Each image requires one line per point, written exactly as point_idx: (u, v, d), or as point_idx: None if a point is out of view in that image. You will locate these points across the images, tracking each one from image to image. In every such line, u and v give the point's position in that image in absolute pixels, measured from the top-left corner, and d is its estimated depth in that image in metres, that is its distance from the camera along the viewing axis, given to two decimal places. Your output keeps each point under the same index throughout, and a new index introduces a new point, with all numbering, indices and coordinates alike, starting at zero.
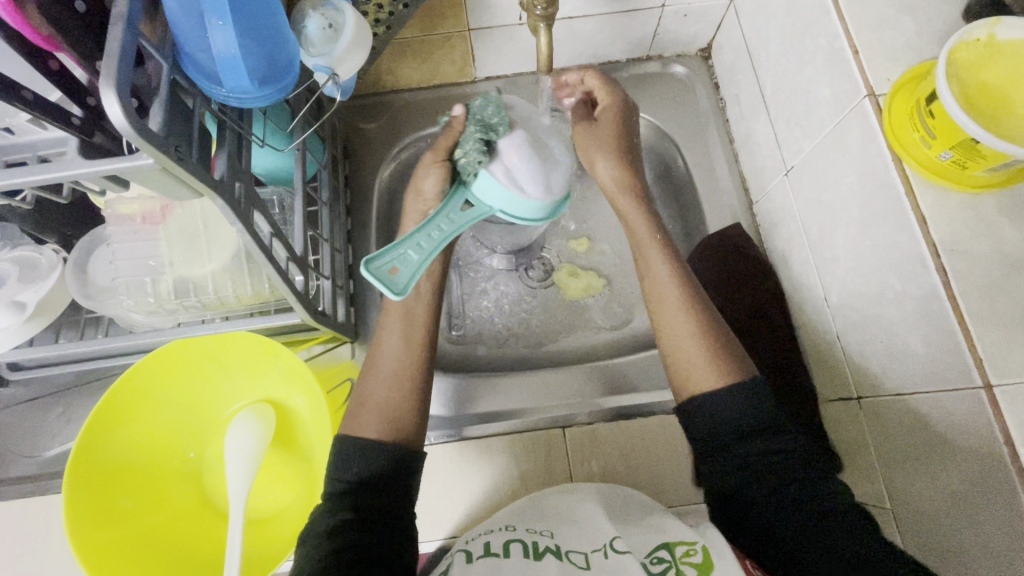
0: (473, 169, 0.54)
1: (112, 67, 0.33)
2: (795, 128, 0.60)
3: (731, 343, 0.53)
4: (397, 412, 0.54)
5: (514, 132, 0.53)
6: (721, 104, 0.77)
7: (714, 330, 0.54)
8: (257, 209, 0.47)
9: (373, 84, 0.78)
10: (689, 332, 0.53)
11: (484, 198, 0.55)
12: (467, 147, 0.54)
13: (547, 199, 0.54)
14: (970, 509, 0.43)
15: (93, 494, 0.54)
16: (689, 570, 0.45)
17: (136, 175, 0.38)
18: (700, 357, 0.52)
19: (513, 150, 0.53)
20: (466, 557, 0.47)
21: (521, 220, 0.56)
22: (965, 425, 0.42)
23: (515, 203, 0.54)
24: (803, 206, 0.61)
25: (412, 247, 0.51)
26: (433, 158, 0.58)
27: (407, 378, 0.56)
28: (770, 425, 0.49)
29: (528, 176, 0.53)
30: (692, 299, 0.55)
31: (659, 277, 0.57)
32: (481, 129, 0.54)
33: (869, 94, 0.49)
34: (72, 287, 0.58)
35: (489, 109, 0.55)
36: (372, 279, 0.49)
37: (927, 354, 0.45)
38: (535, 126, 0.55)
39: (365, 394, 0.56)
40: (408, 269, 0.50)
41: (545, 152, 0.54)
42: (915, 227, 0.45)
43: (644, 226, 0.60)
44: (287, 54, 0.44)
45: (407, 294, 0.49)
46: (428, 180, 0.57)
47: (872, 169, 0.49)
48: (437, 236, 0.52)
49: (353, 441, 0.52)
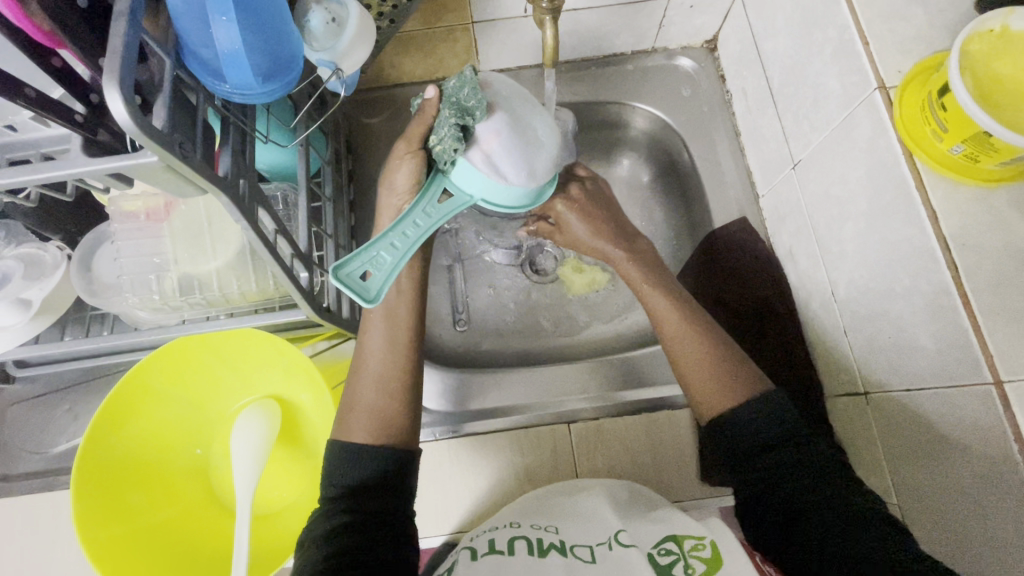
0: (450, 157, 0.52)
1: (115, 64, 0.32)
2: (803, 121, 0.59)
3: (741, 361, 0.56)
4: (383, 417, 0.54)
5: (492, 117, 0.52)
6: (727, 96, 0.77)
7: (721, 353, 0.56)
8: (261, 206, 0.47)
9: (375, 78, 0.77)
10: (701, 356, 0.55)
11: (463, 186, 0.54)
12: (442, 134, 0.52)
13: (525, 186, 0.54)
14: (978, 505, 0.43)
15: (101, 490, 0.54)
16: (698, 564, 0.44)
17: (139, 173, 0.37)
18: (715, 379, 0.54)
19: (492, 136, 0.52)
20: (472, 554, 0.47)
21: (499, 207, 0.56)
22: (975, 422, 0.42)
23: (496, 190, 0.53)
24: (810, 200, 0.60)
25: (386, 249, 0.49)
26: (406, 147, 0.55)
27: (393, 381, 0.56)
28: (783, 438, 0.50)
29: (506, 163, 0.52)
30: (698, 326, 0.57)
31: (660, 312, 0.59)
32: (457, 114, 0.52)
33: (880, 86, 0.48)
34: (77, 284, 0.57)
35: (464, 91, 0.52)
36: (341, 284, 0.47)
37: (937, 349, 0.45)
38: (513, 109, 0.54)
39: (354, 398, 0.56)
40: (382, 273, 0.48)
41: (525, 138, 0.53)
42: (925, 221, 0.45)
43: (636, 270, 0.63)
44: (291, 49, 0.43)
45: (380, 301, 0.48)
46: (401, 172, 0.55)
47: (882, 163, 0.48)
48: (412, 234, 0.50)
49: (343, 447, 0.52)
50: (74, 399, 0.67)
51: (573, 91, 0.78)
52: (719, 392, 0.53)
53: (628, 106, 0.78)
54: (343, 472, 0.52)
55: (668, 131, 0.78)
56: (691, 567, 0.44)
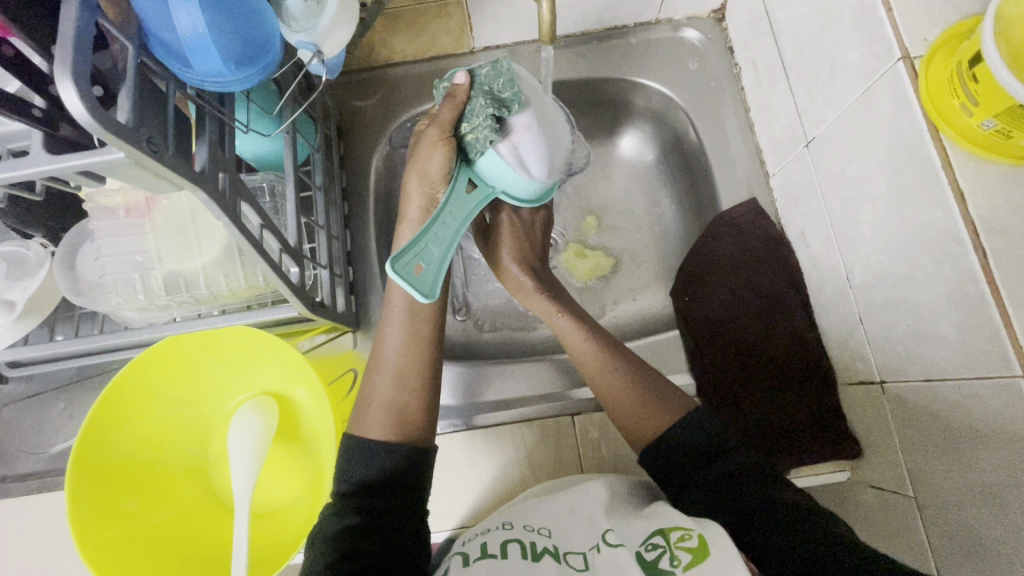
0: (482, 147, 0.52)
1: (68, 54, 0.30)
2: (818, 95, 0.56)
3: (657, 380, 0.58)
4: (406, 414, 0.53)
5: (527, 110, 0.53)
6: (736, 70, 0.73)
7: (635, 379, 0.57)
8: (244, 199, 0.45)
9: (365, 60, 0.74)
10: (620, 386, 0.57)
11: (488, 178, 0.54)
12: (476, 123, 0.51)
13: (547, 180, 0.56)
14: (1002, 504, 0.41)
15: (94, 494, 0.53)
16: (683, 555, 0.42)
17: (108, 171, 0.35)
18: (640, 406, 0.56)
19: (525, 129, 0.52)
20: (463, 560, 0.46)
21: (517, 200, 0.57)
22: (1005, 417, 0.39)
23: (518, 184, 0.54)
24: (825, 180, 0.57)
25: (431, 241, 0.49)
26: (438, 133, 0.52)
27: (413, 375, 0.55)
28: (721, 452, 0.52)
29: (533, 158, 0.53)
30: (612, 353, 0.59)
31: (575, 346, 0.60)
32: (495, 104, 0.51)
33: (904, 56, 0.45)
34: (60, 283, 0.55)
35: (499, 81, 0.52)
36: (399, 279, 0.46)
37: (960, 339, 0.42)
38: (541, 102, 0.55)
39: (371, 393, 0.54)
40: (432, 266, 0.48)
41: (550, 132, 0.55)
42: (951, 203, 0.42)
43: (548, 304, 0.62)
44: (265, 31, 0.41)
45: (436, 294, 0.48)
46: (435, 160, 0.52)
47: (906, 140, 0.45)
48: (451, 225, 0.51)
49: (359, 442, 0.51)
50: (70, 397, 0.66)
51: (574, 67, 0.74)
52: (639, 416, 0.55)
53: (631, 82, 0.74)
54: (354, 469, 0.50)
55: (673, 109, 0.74)
56: (675, 558, 0.42)
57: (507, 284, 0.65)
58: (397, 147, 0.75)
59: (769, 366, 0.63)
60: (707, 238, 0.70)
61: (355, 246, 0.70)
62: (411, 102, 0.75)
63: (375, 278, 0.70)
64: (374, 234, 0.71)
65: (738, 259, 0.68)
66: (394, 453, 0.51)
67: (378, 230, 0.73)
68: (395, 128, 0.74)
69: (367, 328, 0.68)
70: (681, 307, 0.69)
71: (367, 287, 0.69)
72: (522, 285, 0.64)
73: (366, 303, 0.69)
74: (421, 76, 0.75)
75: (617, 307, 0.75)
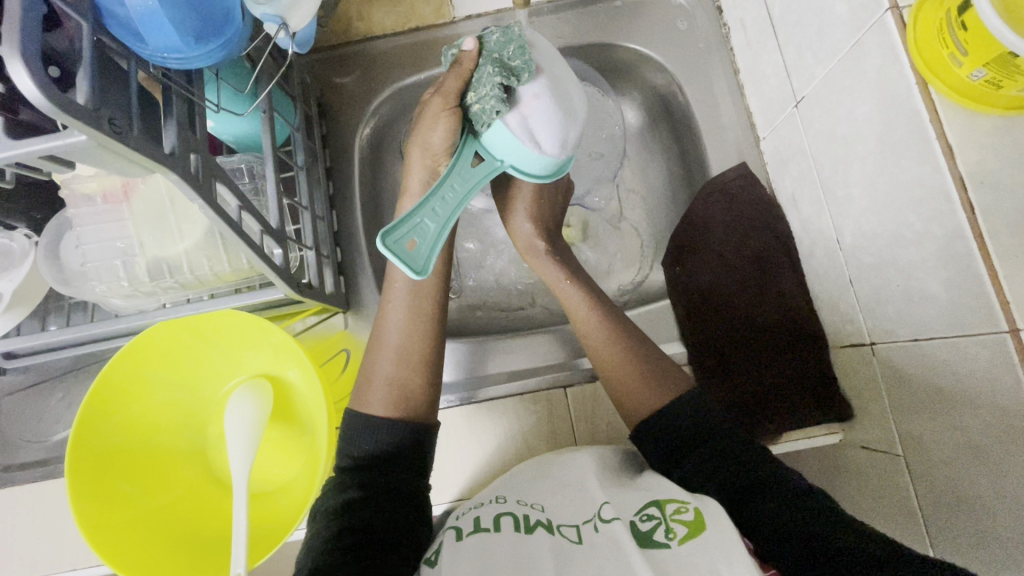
0: (489, 118, 0.51)
1: (14, 35, 0.29)
2: (807, 53, 0.54)
3: (655, 358, 0.58)
4: (408, 391, 0.54)
5: (538, 79, 0.50)
6: (724, 30, 0.70)
7: (634, 353, 0.57)
8: (219, 180, 0.43)
9: (341, 35, 0.72)
10: (618, 365, 0.57)
11: (495, 152, 0.52)
12: (483, 92, 0.50)
13: (560, 155, 0.53)
14: (991, 459, 0.41)
15: (94, 478, 0.54)
16: (679, 528, 0.43)
17: (72, 154, 0.34)
18: (637, 386, 0.56)
19: (534, 98, 0.50)
20: (456, 534, 0.47)
21: (529, 176, 0.54)
22: (991, 373, 0.39)
23: (528, 158, 0.52)
24: (814, 141, 0.56)
25: (428, 216, 0.48)
26: (441, 103, 0.52)
27: (413, 351, 0.55)
28: (710, 431, 0.52)
29: (545, 130, 0.50)
30: (612, 328, 0.59)
31: (579, 319, 0.60)
32: (503, 73, 0.49)
33: (891, 8, 0.43)
34: (46, 273, 0.54)
35: (509, 48, 0.50)
36: (390, 255, 0.46)
37: (948, 298, 0.42)
38: (558, 71, 0.52)
39: (372, 369, 0.55)
40: (426, 243, 0.47)
41: (567, 103, 0.52)
42: (939, 157, 0.40)
43: (555, 271, 0.63)
44: (224, 4, 0.42)
45: (428, 271, 0.47)
46: (437, 132, 0.53)
47: (894, 94, 0.44)
48: (451, 200, 0.49)
49: (360, 419, 0.53)
50: (67, 387, 0.67)
51: (557, 34, 0.72)
52: (639, 395, 0.56)
53: (618, 48, 0.72)
54: (358, 444, 0.52)
55: (662, 75, 0.72)
56: (671, 531, 0.43)
57: (517, 243, 0.65)
58: (379, 126, 0.74)
59: (762, 331, 0.64)
60: (698, 206, 0.69)
61: (342, 226, 0.70)
62: (392, 76, 0.72)
63: (364, 258, 0.70)
64: (360, 214, 0.70)
65: (730, 225, 0.67)
66: (394, 429, 0.52)
67: (365, 211, 0.72)
68: (375, 107, 0.72)
69: (357, 308, 0.68)
70: (672, 276, 0.69)
71: (355, 268, 0.69)
72: (534, 246, 0.64)
73: (356, 283, 0.69)
74: (401, 49, 0.72)
75: (609, 280, 0.75)
